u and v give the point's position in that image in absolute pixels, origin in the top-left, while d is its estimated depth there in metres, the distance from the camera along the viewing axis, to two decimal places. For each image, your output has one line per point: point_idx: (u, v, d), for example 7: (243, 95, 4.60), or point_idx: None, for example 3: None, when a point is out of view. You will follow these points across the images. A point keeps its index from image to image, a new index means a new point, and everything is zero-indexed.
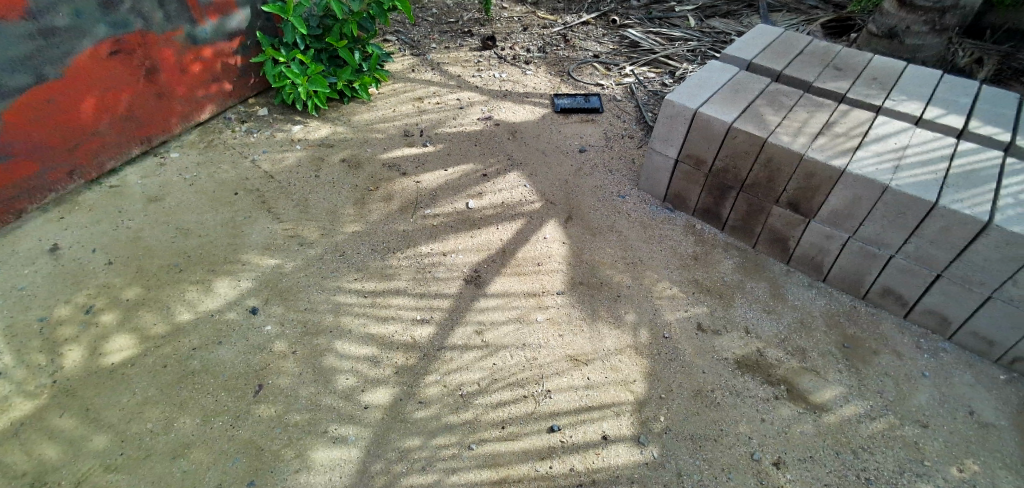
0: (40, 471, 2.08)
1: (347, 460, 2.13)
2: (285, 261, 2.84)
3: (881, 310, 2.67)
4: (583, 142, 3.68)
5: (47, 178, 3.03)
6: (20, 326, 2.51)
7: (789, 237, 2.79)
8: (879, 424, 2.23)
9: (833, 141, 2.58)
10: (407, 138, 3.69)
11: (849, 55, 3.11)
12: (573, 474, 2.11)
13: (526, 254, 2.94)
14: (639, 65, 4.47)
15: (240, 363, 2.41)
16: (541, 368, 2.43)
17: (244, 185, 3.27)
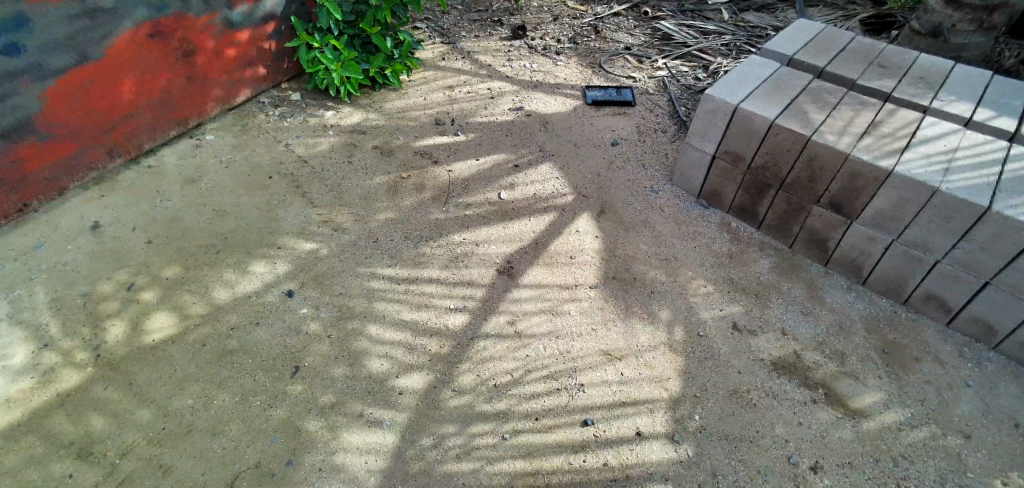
0: (86, 442, 2.14)
1: (383, 444, 2.16)
2: (319, 246, 2.87)
3: (921, 316, 2.62)
4: (616, 136, 3.64)
5: (88, 157, 3.09)
6: (64, 301, 2.57)
7: (828, 238, 2.74)
8: (920, 433, 2.19)
9: (879, 141, 2.52)
10: (440, 126, 3.68)
11: (893, 53, 3.02)
12: (607, 468, 2.11)
13: (559, 246, 2.93)
14: (672, 58, 4.40)
15: (276, 344, 2.45)
16: (574, 361, 2.43)
17: (279, 169, 3.30)
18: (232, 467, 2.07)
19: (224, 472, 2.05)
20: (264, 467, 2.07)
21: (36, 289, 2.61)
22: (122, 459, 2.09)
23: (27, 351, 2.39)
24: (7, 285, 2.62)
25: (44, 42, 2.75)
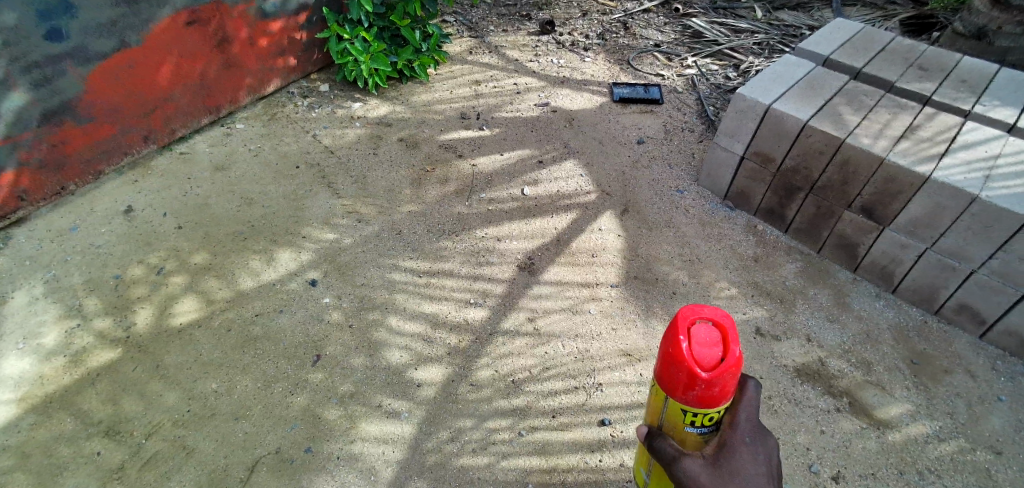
0: (114, 421, 2.20)
1: (401, 435, 2.18)
2: (343, 236, 2.90)
3: (953, 327, 2.55)
4: (642, 134, 3.61)
5: (124, 142, 3.16)
6: (97, 283, 2.64)
7: (859, 244, 2.68)
8: (948, 446, 2.14)
9: (916, 146, 2.45)
10: (465, 121, 3.69)
11: (934, 55, 2.93)
12: (623, 469, 2.11)
13: (581, 244, 2.92)
14: (702, 56, 4.33)
15: (299, 332, 2.48)
16: (593, 360, 2.43)
17: (306, 159, 3.34)
18: (254, 451, 2.11)
19: (245, 456, 2.09)
20: (284, 452, 2.11)
21: (71, 270, 2.69)
22: (147, 439, 2.14)
23: (61, 330, 2.47)
24: (44, 265, 2.71)
25: (86, 28, 2.82)
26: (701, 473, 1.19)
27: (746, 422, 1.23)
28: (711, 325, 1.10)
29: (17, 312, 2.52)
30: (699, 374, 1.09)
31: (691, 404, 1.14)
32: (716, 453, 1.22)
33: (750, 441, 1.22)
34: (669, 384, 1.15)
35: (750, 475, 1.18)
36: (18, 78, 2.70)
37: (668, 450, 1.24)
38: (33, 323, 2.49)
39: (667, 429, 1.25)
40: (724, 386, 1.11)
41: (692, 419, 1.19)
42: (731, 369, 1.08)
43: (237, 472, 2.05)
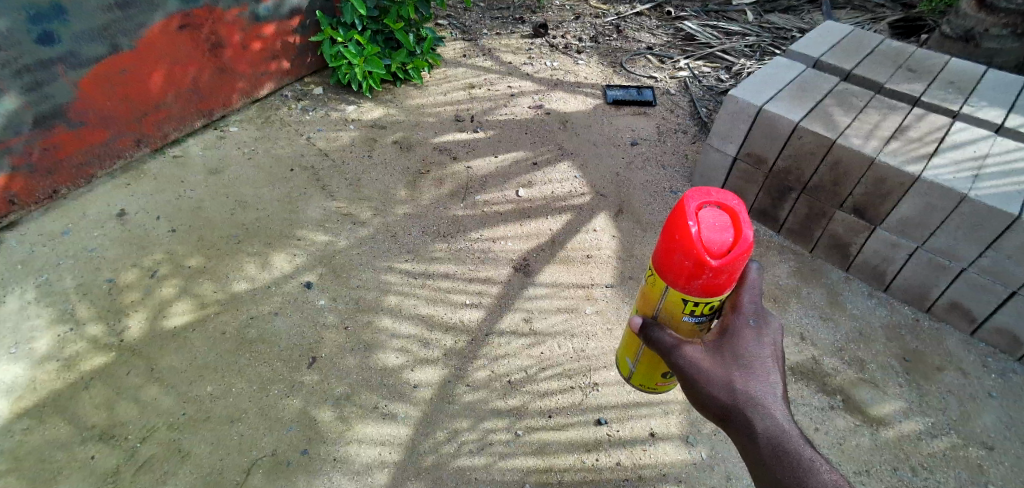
0: (108, 425, 2.18)
1: (397, 436, 2.18)
2: (338, 239, 2.90)
3: (945, 325, 2.58)
4: (635, 136, 3.63)
5: (116, 146, 3.15)
6: (90, 287, 2.63)
7: (851, 244, 2.71)
8: (941, 443, 2.16)
9: (906, 146, 2.48)
10: (459, 123, 3.70)
11: (923, 56, 2.97)
12: (619, 468, 2.13)
13: (576, 245, 2.93)
14: (695, 59, 4.36)
15: (295, 335, 2.48)
16: (589, 360, 2.44)
17: (300, 162, 3.34)
18: (249, 454, 2.11)
19: (241, 459, 2.09)
20: (280, 455, 2.11)
21: (63, 274, 2.67)
22: (142, 444, 2.13)
23: (53, 335, 2.45)
24: (35, 269, 2.69)
25: (78, 32, 2.81)
26: (701, 359, 1.34)
27: (749, 305, 1.36)
28: (718, 214, 1.23)
29: (9, 316, 2.50)
30: (710, 261, 1.21)
31: (696, 291, 1.28)
32: (716, 338, 1.36)
33: (751, 324, 1.35)
34: (678, 272, 1.28)
35: (749, 355, 1.33)
36: (10, 81, 2.68)
37: (666, 339, 1.37)
38: (25, 328, 2.47)
39: (665, 317, 1.40)
40: (730, 272, 1.24)
41: (692, 309, 1.34)
42: (739, 255, 1.21)
43: (233, 475, 2.05)
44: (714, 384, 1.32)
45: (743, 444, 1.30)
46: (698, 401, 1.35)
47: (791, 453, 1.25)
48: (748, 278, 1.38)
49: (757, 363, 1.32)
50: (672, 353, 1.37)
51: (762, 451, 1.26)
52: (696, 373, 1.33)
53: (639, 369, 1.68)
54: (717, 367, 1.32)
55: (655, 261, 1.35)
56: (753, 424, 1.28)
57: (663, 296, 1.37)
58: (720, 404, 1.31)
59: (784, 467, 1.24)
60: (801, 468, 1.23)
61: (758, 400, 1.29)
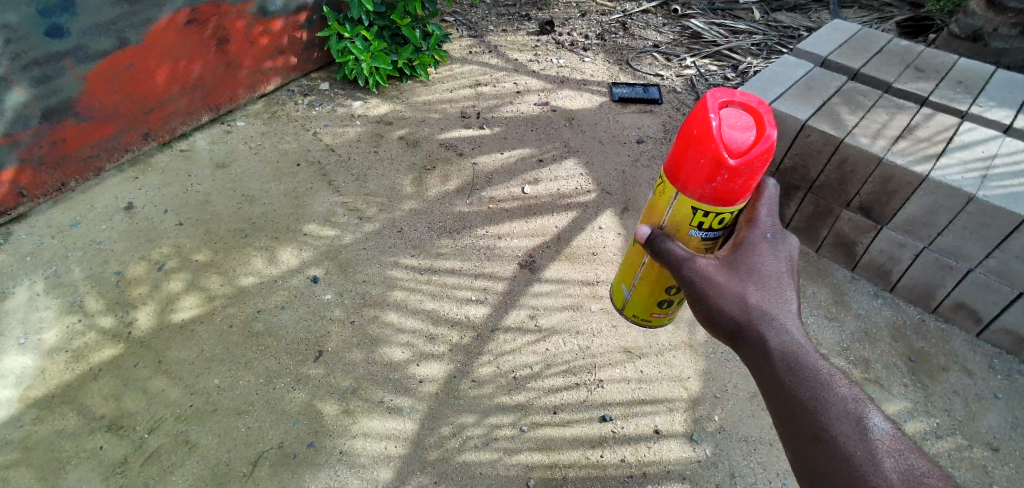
0: (116, 416, 2.20)
1: (403, 431, 2.19)
2: (343, 234, 2.91)
3: (950, 325, 2.58)
4: (641, 133, 3.63)
5: (123, 140, 3.16)
6: (98, 279, 2.64)
7: (856, 243, 2.70)
8: (946, 443, 2.16)
9: (914, 145, 2.48)
10: (465, 120, 3.70)
11: (931, 56, 2.96)
12: (624, 465, 2.14)
13: (581, 242, 2.94)
14: (701, 57, 4.36)
15: (301, 329, 2.49)
16: (594, 357, 2.45)
17: (307, 157, 3.35)
18: (256, 446, 2.12)
19: (248, 452, 2.10)
20: (286, 448, 2.12)
21: (71, 267, 2.69)
22: (150, 435, 2.15)
23: (62, 326, 2.47)
24: (44, 261, 2.71)
25: (86, 26, 2.82)
26: (713, 272, 1.40)
27: (763, 220, 1.44)
28: (741, 115, 1.28)
29: (18, 308, 2.52)
30: (727, 161, 1.26)
31: (710, 195, 1.35)
32: (728, 253, 1.43)
33: (765, 240, 1.43)
34: (695, 174, 1.34)
35: (762, 270, 1.39)
36: (19, 75, 2.70)
37: (678, 252, 1.43)
38: (34, 319, 2.49)
39: (672, 230, 1.48)
40: (746, 174, 1.29)
41: (702, 221, 1.43)
42: (758, 154, 1.26)
43: (239, 468, 2.06)
44: (724, 298, 1.38)
45: (754, 360, 1.35)
46: (709, 317, 1.41)
47: (805, 368, 1.29)
48: (763, 193, 1.47)
49: (769, 278, 1.39)
50: (683, 267, 1.43)
51: (775, 365, 1.31)
52: (706, 284, 1.40)
53: (634, 298, 1.83)
54: (729, 281, 1.39)
55: (670, 168, 1.42)
56: (766, 339, 1.33)
57: (674, 207, 1.45)
58: (732, 318, 1.37)
59: (799, 383, 1.27)
60: (816, 385, 1.27)
61: (770, 315, 1.35)
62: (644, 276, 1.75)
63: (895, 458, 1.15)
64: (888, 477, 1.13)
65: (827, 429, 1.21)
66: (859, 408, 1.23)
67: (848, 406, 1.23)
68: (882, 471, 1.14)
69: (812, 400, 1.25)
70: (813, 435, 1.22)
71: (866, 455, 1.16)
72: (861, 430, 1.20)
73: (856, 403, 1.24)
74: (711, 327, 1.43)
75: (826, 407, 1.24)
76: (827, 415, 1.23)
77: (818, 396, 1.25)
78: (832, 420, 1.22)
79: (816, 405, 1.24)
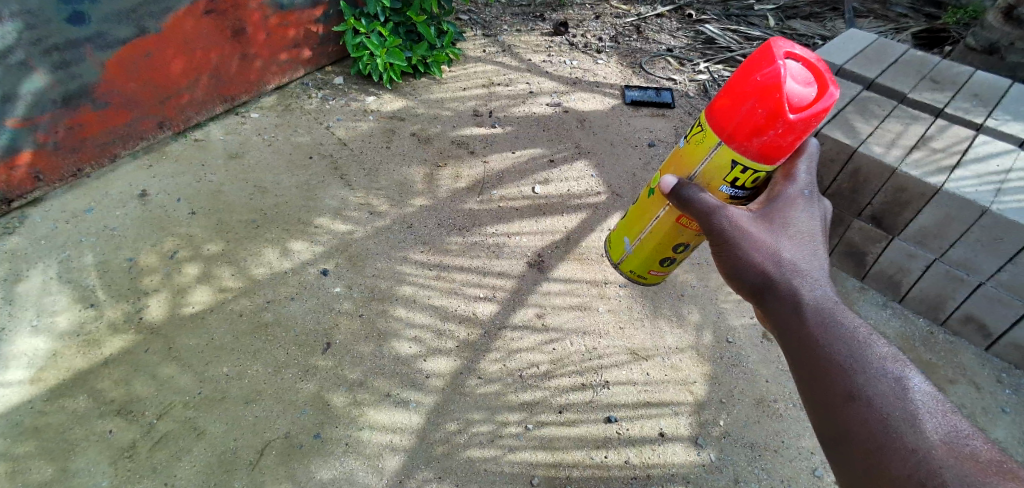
0: (126, 400, 2.23)
1: (409, 425, 2.20)
2: (354, 228, 2.92)
3: (959, 338, 2.57)
4: (653, 137, 3.63)
5: (139, 127, 3.19)
6: (110, 265, 2.67)
7: (867, 252, 2.70)
8: None
9: (929, 156, 2.47)
10: (477, 118, 3.71)
11: (947, 67, 2.95)
12: (628, 466, 2.14)
13: (591, 243, 2.94)
14: (714, 62, 4.36)
15: (310, 320, 2.51)
16: (600, 358, 2.45)
17: (319, 150, 3.37)
18: (263, 435, 2.14)
19: (255, 440, 2.12)
20: (292, 438, 2.14)
21: (84, 252, 2.71)
22: (158, 420, 2.17)
23: (74, 311, 2.49)
24: (58, 246, 2.73)
25: (107, 14, 2.85)
26: (746, 222, 1.40)
27: (802, 177, 1.43)
28: (803, 70, 1.30)
29: (31, 292, 2.55)
30: (785, 114, 1.28)
31: (756, 149, 1.37)
32: (762, 207, 1.43)
33: (801, 197, 1.42)
34: (747, 124, 1.35)
35: (796, 226, 1.39)
36: (39, 59, 2.73)
37: (710, 201, 1.44)
38: (47, 303, 2.51)
39: (702, 183, 1.53)
40: (799, 131, 1.31)
41: (736, 176, 1.46)
42: (817, 111, 1.28)
43: (246, 456, 2.08)
44: (755, 249, 1.38)
45: (784, 314, 1.31)
46: (738, 270, 1.40)
47: (838, 324, 1.24)
48: (805, 151, 1.46)
49: (802, 234, 1.38)
50: (714, 215, 1.42)
51: (806, 320, 1.27)
52: (739, 233, 1.40)
53: (633, 255, 1.92)
54: (762, 233, 1.39)
55: (717, 117, 1.43)
56: (798, 293, 1.31)
57: (711, 157, 1.48)
58: (763, 270, 1.36)
59: (831, 340, 1.22)
60: (850, 342, 1.21)
61: (801, 270, 1.34)
62: (647, 238, 1.83)
63: (937, 419, 1.06)
64: (929, 438, 1.04)
65: (861, 386, 1.14)
66: (896, 368, 1.15)
67: (885, 366, 1.16)
68: (922, 432, 1.05)
69: (845, 357, 1.19)
70: (846, 393, 1.15)
71: (904, 415, 1.08)
72: (898, 389, 1.12)
73: (893, 364, 1.16)
74: (738, 282, 1.41)
75: (860, 365, 1.17)
76: (862, 373, 1.16)
77: (852, 354, 1.19)
78: (867, 378, 1.15)
79: (850, 362, 1.18)
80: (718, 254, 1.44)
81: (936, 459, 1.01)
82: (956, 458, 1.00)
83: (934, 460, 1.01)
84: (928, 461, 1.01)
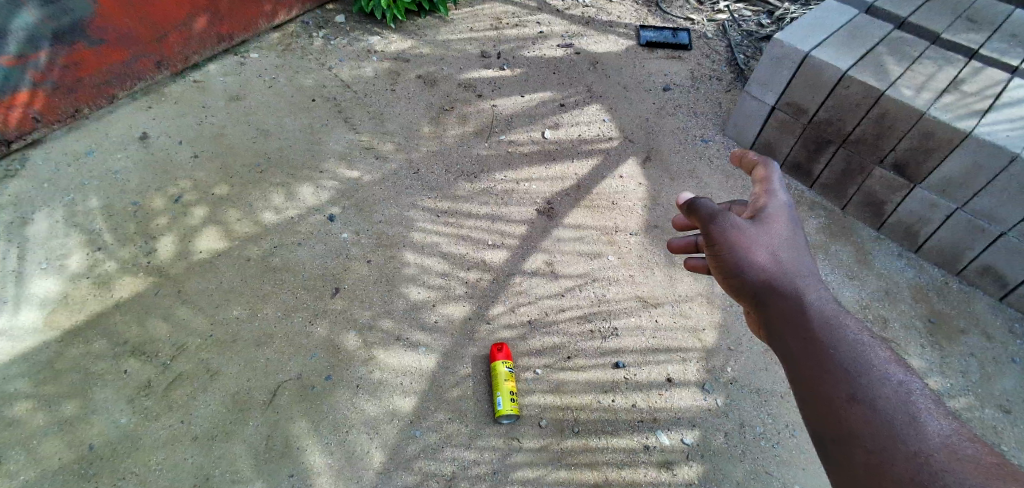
0: (140, 341, 2.24)
1: (419, 368, 2.22)
2: (361, 173, 2.86)
3: (973, 289, 2.54)
4: (668, 80, 3.49)
5: (136, 67, 3.09)
6: (116, 209, 2.64)
7: (885, 202, 2.64)
8: (958, 403, 2.17)
9: (960, 101, 2.39)
10: (485, 60, 3.57)
11: (986, 5, 2.79)
12: (635, 410, 2.17)
13: (602, 190, 2.88)
14: (735, 1, 4.15)
15: (318, 265, 2.49)
16: (610, 305, 2.45)
17: (322, 92, 3.26)
18: (276, 376, 2.16)
19: (267, 381, 2.15)
20: (305, 379, 2.16)
21: (89, 194, 2.67)
22: (173, 360, 2.19)
23: (83, 254, 2.48)
24: (62, 189, 2.69)
25: None
26: (744, 226, 1.33)
27: (782, 192, 1.38)
28: None
29: (38, 235, 2.52)
30: None
31: None
32: (751, 214, 1.37)
33: (783, 210, 1.37)
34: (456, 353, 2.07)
35: (788, 232, 1.34)
36: None
37: (712, 206, 1.37)
38: (56, 245, 2.50)
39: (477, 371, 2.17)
40: None
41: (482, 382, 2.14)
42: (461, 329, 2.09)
43: (260, 395, 2.11)
44: (757, 252, 1.30)
45: (786, 314, 1.22)
46: (739, 270, 1.30)
47: (840, 324, 1.17)
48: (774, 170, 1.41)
49: (795, 240, 1.33)
50: (715, 219, 1.35)
51: (809, 321, 1.18)
52: (739, 233, 1.32)
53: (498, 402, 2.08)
54: (761, 238, 1.32)
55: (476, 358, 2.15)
56: (801, 294, 1.24)
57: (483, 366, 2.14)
58: (764, 273, 1.28)
59: (837, 341, 1.14)
60: (854, 344, 1.13)
61: (803, 274, 1.27)
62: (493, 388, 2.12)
63: (940, 422, 1.00)
64: (931, 441, 0.97)
65: (867, 389, 1.06)
66: (897, 373, 1.09)
67: (888, 370, 1.09)
68: (925, 435, 0.98)
69: (849, 359, 1.11)
70: (849, 394, 1.07)
71: (908, 419, 1.01)
72: (901, 393, 1.05)
73: (897, 368, 1.09)
74: (735, 286, 1.32)
75: (864, 367, 1.09)
76: (865, 376, 1.08)
77: (856, 356, 1.11)
78: (872, 380, 1.07)
79: (853, 364, 1.10)
80: (716, 259, 1.35)
81: (939, 462, 0.94)
82: (960, 462, 0.93)
83: (937, 463, 0.94)
84: (931, 463, 0.94)
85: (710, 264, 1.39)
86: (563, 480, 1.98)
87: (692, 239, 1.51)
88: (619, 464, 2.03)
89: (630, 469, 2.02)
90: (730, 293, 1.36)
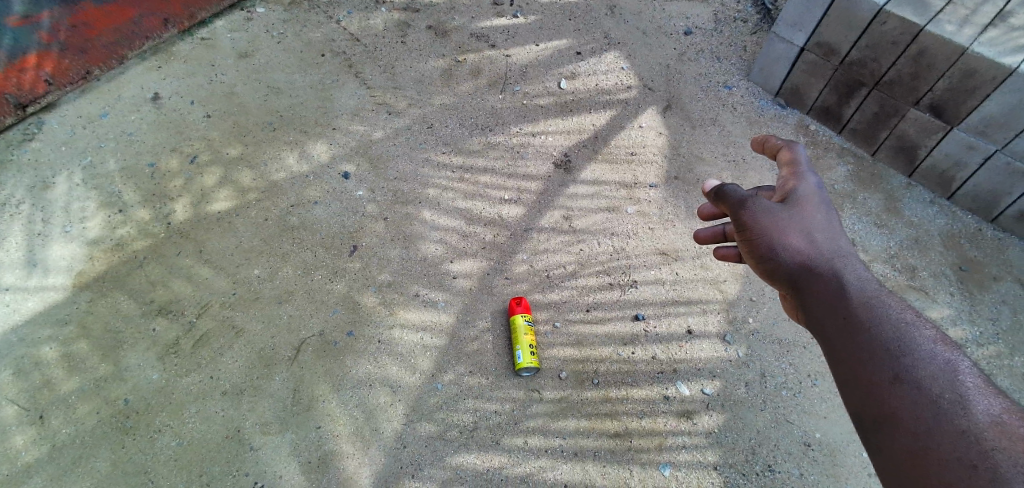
0: (166, 300, 2.28)
1: (439, 324, 2.23)
2: (373, 129, 2.81)
3: (1008, 235, 2.45)
4: (690, 24, 3.34)
5: (145, 25, 3.05)
6: (133, 170, 2.64)
7: (919, 146, 2.53)
8: (986, 351, 2.13)
9: (1007, 35, 2.25)
10: (497, 7, 3.44)
11: None
12: (655, 361, 2.16)
13: (620, 141, 2.81)
14: None
15: (335, 224, 2.49)
16: (629, 258, 2.42)
17: (331, 46, 3.18)
18: (297, 333, 2.19)
19: (290, 337, 2.18)
20: (327, 335, 2.19)
21: (106, 157, 2.67)
22: (198, 318, 2.23)
23: (104, 216, 2.50)
24: (79, 152, 2.69)
25: None
26: (775, 210, 1.31)
27: (811, 174, 1.35)
28: None
29: (60, 198, 2.54)
30: None
31: None
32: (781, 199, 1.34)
33: (814, 192, 1.33)
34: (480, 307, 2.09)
35: (822, 213, 1.30)
36: None
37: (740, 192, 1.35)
38: (77, 209, 2.51)
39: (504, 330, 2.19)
40: None
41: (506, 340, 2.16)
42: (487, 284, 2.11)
43: (284, 352, 2.14)
44: (791, 237, 1.27)
45: (825, 296, 1.20)
46: (775, 255, 1.27)
47: (881, 304, 1.14)
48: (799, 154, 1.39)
49: (829, 222, 1.29)
50: (745, 205, 1.33)
51: (849, 302, 1.16)
52: (771, 218, 1.29)
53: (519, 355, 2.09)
54: (793, 221, 1.29)
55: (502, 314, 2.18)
56: (840, 275, 1.21)
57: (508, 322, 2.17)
58: (800, 257, 1.25)
59: (878, 321, 1.12)
60: (897, 323, 1.11)
61: (840, 253, 1.24)
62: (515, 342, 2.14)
63: (987, 401, 0.97)
64: (979, 419, 0.95)
65: (911, 369, 1.04)
66: (944, 351, 1.06)
67: (933, 348, 1.07)
68: (972, 413, 0.96)
69: (892, 339, 1.09)
70: (893, 375, 1.05)
71: (955, 397, 0.99)
72: (948, 372, 1.03)
73: (943, 347, 1.07)
74: (771, 272, 1.29)
75: (908, 347, 1.07)
76: (909, 357, 1.06)
77: (899, 336, 1.09)
78: (916, 359, 1.05)
79: (896, 346, 1.08)
80: (749, 245, 1.33)
81: (988, 441, 0.92)
82: (1011, 441, 0.91)
83: (987, 442, 0.92)
84: (980, 442, 0.92)
85: (743, 250, 1.36)
86: (583, 430, 2.00)
87: (719, 229, 1.49)
88: (640, 414, 2.04)
89: (650, 418, 2.03)
90: (767, 279, 1.33)
